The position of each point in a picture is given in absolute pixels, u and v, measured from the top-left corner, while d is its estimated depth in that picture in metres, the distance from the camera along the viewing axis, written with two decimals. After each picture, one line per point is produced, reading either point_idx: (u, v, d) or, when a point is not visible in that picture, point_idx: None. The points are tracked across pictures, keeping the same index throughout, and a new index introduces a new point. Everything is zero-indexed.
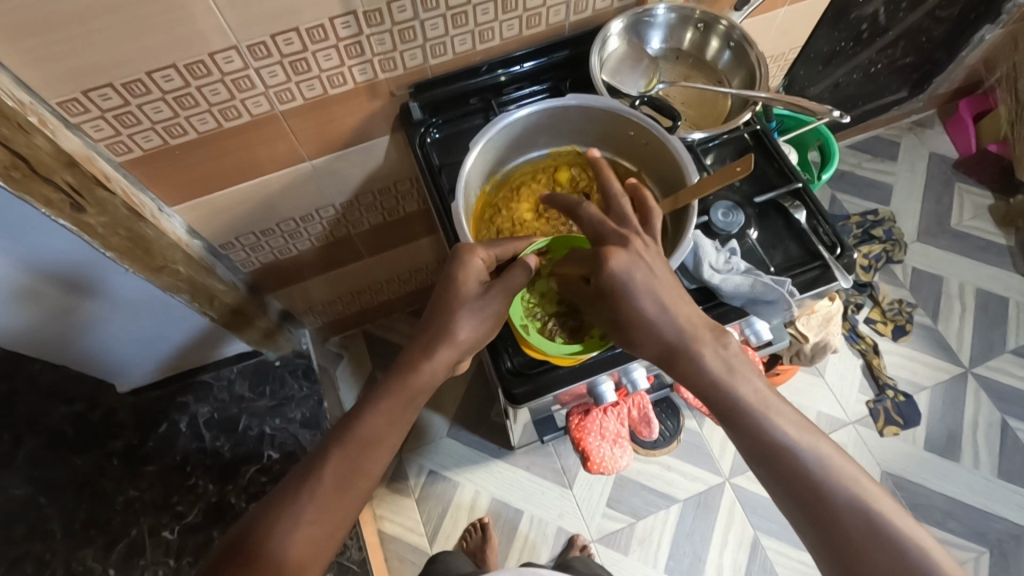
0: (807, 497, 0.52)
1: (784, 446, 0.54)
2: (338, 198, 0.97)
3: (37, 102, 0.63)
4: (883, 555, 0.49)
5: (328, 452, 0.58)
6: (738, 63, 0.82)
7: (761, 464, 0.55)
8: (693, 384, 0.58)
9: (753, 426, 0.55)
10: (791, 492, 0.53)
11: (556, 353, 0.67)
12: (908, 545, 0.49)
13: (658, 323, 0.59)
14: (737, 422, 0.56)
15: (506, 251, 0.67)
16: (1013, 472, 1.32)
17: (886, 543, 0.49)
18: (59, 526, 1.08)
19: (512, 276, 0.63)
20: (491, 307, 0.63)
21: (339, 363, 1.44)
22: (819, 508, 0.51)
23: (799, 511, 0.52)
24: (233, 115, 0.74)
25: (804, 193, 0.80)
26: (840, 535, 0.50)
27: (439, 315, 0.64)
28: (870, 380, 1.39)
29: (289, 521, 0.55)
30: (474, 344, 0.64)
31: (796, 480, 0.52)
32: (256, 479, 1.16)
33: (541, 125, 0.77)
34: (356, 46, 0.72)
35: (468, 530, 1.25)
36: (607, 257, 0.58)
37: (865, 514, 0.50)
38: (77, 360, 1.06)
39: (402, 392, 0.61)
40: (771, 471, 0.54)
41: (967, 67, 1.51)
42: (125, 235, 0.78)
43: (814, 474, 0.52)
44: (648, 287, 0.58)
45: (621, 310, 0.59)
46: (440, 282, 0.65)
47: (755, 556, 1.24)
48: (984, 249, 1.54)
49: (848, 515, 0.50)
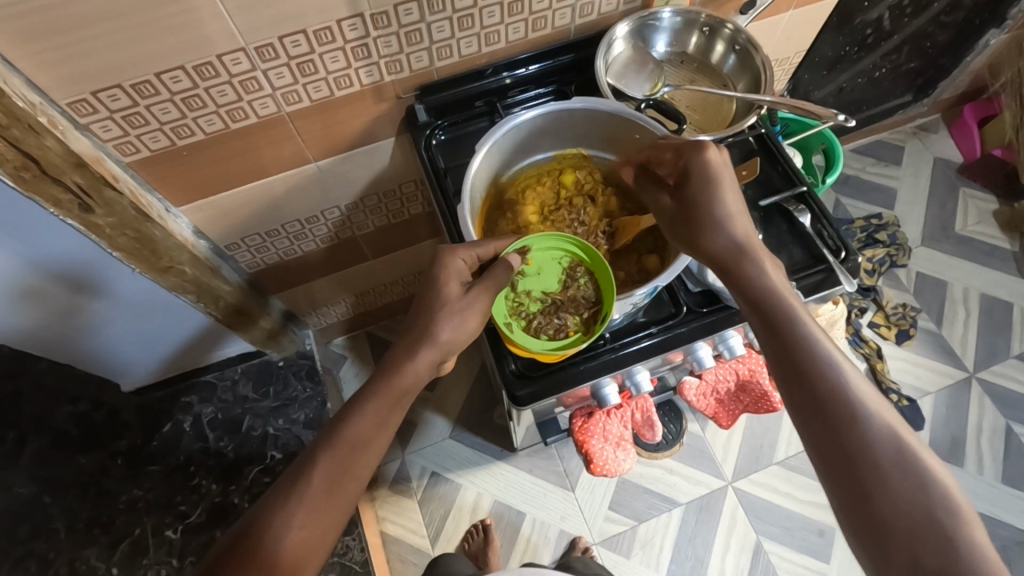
0: (832, 414, 0.48)
1: (826, 361, 0.50)
2: (344, 199, 0.98)
3: (46, 103, 0.64)
4: (903, 482, 0.45)
5: (316, 454, 0.58)
6: (743, 67, 0.82)
7: (790, 376, 0.51)
8: (742, 288, 0.56)
9: (793, 338, 0.52)
10: (814, 407, 0.49)
11: (540, 351, 0.67)
12: (931, 479, 0.45)
13: (728, 227, 0.59)
14: (777, 331, 0.53)
15: (487, 251, 0.68)
16: (1017, 478, 1.31)
17: (911, 475, 0.45)
18: (63, 525, 1.09)
19: (495, 275, 0.66)
20: (472, 306, 0.64)
21: (343, 364, 1.44)
22: (843, 426, 0.47)
23: (818, 431, 0.48)
24: (240, 116, 0.74)
25: (808, 197, 0.81)
26: (859, 458, 0.46)
27: (423, 315, 0.64)
28: (874, 384, 1.39)
29: (280, 524, 0.54)
30: (456, 344, 0.64)
31: (826, 396, 0.49)
32: (260, 479, 1.17)
33: (547, 128, 0.78)
34: (362, 48, 0.72)
35: (470, 532, 1.25)
36: (709, 145, 0.61)
37: (889, 438, 0.46)
38: (83, 359, 1.07)
39: (386, 393, 0.61)
40: (801, 386, 0.50)
41: (972, 72, 1.52)
42: (132, 236, 0.79)
43: (847, 392, 0.49)
44: (727, 188, 0.60)
45: (704, 198, 0.60)
46: (424, 283, 0.66)
47: (758, 560, 1.24)
48: (988, 254, 1.53)
49: (869, 435, 0.47)
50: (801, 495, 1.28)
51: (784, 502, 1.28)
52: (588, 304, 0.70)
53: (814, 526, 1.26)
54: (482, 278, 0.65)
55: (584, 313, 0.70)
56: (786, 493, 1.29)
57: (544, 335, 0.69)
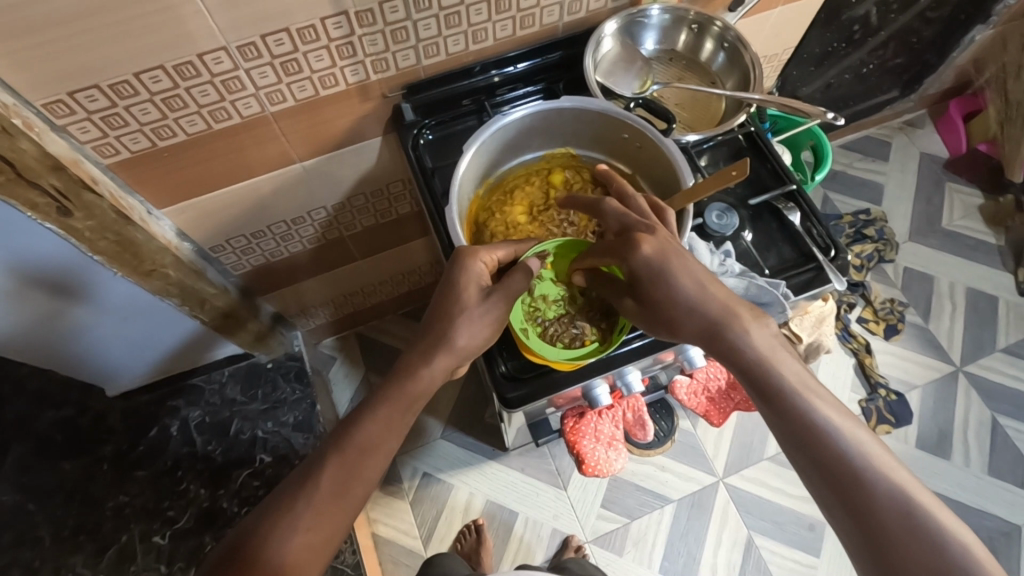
0: (849, 486, 0.49)
1: (824, 429, 0.51)
2: (331, 200, 0.96)
3: (20, 105, 0.62)
4: (918, 545, 0.45)
5: (325, 458, 0.58)
6: (732, 64, 0.82)
7: (801, 450, 0.51)
8: (732, 362, 0.56)
9: (791, 409, 0.53)
10: (830, 481, 0.49)
11: (557, 359, 0.67)
12: (945, 537, 0.45)
13: (697, 306, 0.58)
14: (774, 404, 0.54)
15: (508, 255, 0.67)
16: (1003, 469, 1.33)
17: (935, 541, 0.45)
18: (48, 532, 1.07)
19: (513, 281, 0.63)
20: (492, 313, 0.63)
21: (333, 365, 1.43)
22: (861, 497, 0.48)
23: (838, 505, 0.49)
24: (223, 116, 0.73)
25: (798, 195, 0.80)
26: (885, 531, 0.46)
27: (439, 322, 0.63)
28: (862, 379, 1.40)
29: (286, 529, 0.54)
30: (472, 351, 0.63)
31: (830, 463, 0.50)
32: (249, 483, 1.15)
33: (535, 127, 0.77)
34: (348, 47, 0.71)
35: (463, 532, 1.24)
36: (639, 242, 0.59)
37: (899, 501, 0.47)
38: (66, 364, 1.05)
39: (400, 399, 0.61)
40: (804, 454, 0.51)
41: (957, 68, 1.52)
42: (114, 238, 0.77)
43: (858, 460, 0.49)
44: (680, 273, 0.59)
45: (659, 295, 0.59)
46: (439, 287, 0.64)
47: (749, 555, 1.24)
48: (974, 248, 1.55)
49: (880, 502, 0.47)
50: (792, 491, 1.29)
51: (775, 497, 1.28)
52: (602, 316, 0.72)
53: (805, 521, 1.27)
54: (500, 285, 0.63)
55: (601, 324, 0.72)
56: (776, 488, 1.29)
57: (558, 343, 0.70)
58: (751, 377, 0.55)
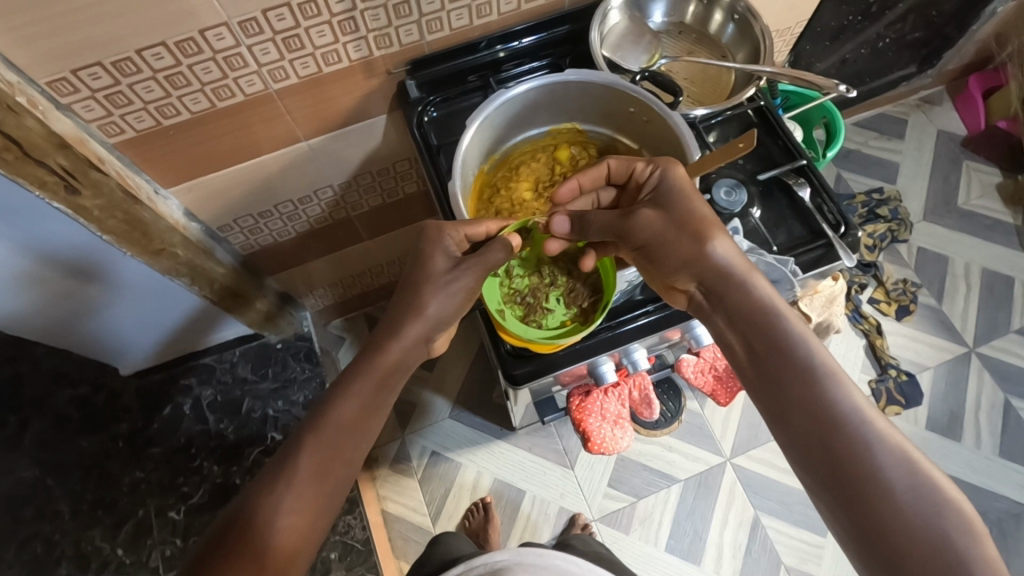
0: (817, 420, 0.53)
1: (789, 337, 0.57)
2: (337, 178, 0.96)
3: (26, 83, 0.62)
4: (848, 440, 0.51)
5: (301, 441, 0.58)
6: (742, 37, 0.80)
7: (773, 373, 0.57)
8: (716, 275, 0.62)
9: (757, 318, 0.59)
10: (796, 379, 0.55)
11: (533, 338, 0.67)
12: (880, 441, 0.50)
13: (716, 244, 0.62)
14: (737, 309, 0.61)
15: (479, 232, 0.67)
16: (1016, 451, 1.31)
17: (871, 447, 0.50)
18: (66, 507, 1.10)
19: (491, 254, 0.64)
20: (461, 281, 0.64)
21: (342, 346, 1.44)
22: (821, 405, 0.53)
23: (801, 410, 0.54)
24: (226, 94, 0.72)
25: (808, 170, 0.79)
26: (837, 433, 0.52)
27: (407, 293, 0.65)
28: (873, 360, 1.39)
29: (269, 511, 0.54)
30: (443, 319, 0.65)
31: (796, 367, 0.56)
32: (260, 461, 1.17)
33: (540, 102, 0.76)
34: (350, 22, 0.70)
35: (470, 510, 1.26)
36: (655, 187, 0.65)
37: (852, 406, 0.53)
38: (79, 344, 1.06)
39: (373, 373, 0.62)
40: (775, 356, 0.57)
41: (977, 42, 1.49)
42: (121, 218, 0.78)
43: (819, 369, 0.55)
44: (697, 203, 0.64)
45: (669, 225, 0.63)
46: (412, 258, 0.66)
47: (756, 535, 1.24)
48: (990, 228, 1.52)
49: (833, 401, 0.53)
50: None
51: (782, 477, 1.28)
52: (587, 294, 0.71)
53: None
54: (476, 254, 0.64)
55: (583, 302, 0.70)
56: (784, 469, 1.29)
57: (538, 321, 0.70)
58: (718, 279, 0.62)
